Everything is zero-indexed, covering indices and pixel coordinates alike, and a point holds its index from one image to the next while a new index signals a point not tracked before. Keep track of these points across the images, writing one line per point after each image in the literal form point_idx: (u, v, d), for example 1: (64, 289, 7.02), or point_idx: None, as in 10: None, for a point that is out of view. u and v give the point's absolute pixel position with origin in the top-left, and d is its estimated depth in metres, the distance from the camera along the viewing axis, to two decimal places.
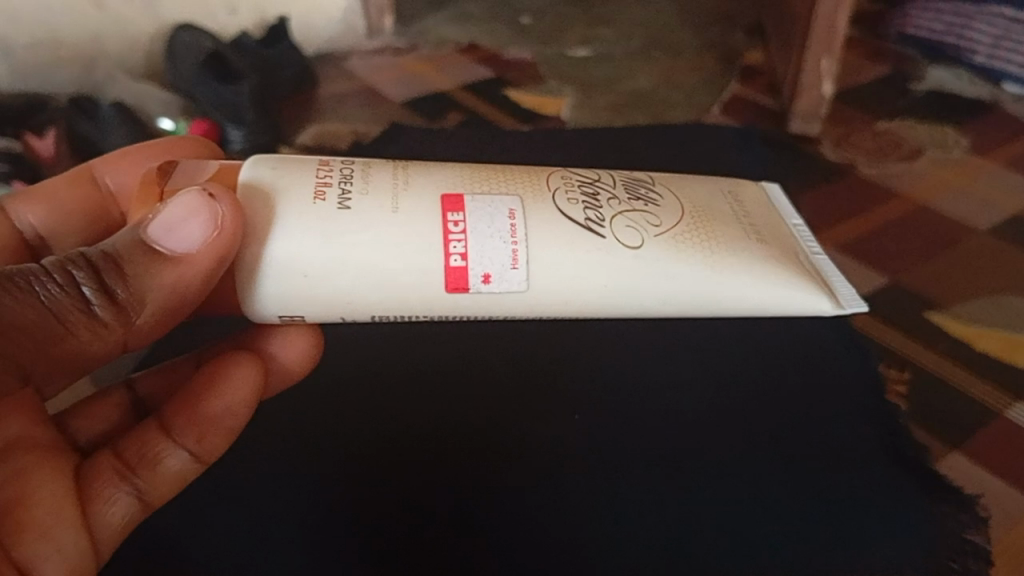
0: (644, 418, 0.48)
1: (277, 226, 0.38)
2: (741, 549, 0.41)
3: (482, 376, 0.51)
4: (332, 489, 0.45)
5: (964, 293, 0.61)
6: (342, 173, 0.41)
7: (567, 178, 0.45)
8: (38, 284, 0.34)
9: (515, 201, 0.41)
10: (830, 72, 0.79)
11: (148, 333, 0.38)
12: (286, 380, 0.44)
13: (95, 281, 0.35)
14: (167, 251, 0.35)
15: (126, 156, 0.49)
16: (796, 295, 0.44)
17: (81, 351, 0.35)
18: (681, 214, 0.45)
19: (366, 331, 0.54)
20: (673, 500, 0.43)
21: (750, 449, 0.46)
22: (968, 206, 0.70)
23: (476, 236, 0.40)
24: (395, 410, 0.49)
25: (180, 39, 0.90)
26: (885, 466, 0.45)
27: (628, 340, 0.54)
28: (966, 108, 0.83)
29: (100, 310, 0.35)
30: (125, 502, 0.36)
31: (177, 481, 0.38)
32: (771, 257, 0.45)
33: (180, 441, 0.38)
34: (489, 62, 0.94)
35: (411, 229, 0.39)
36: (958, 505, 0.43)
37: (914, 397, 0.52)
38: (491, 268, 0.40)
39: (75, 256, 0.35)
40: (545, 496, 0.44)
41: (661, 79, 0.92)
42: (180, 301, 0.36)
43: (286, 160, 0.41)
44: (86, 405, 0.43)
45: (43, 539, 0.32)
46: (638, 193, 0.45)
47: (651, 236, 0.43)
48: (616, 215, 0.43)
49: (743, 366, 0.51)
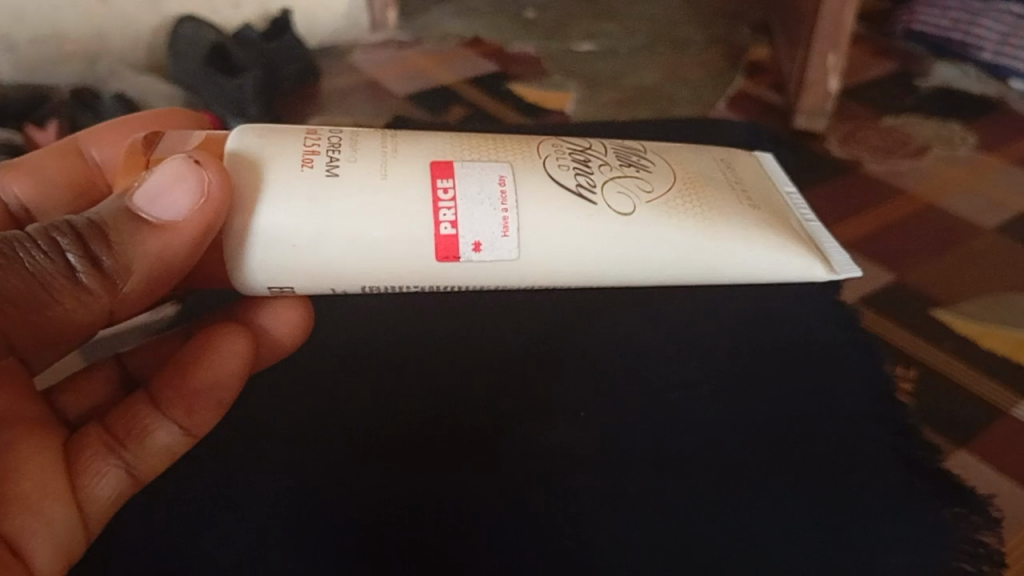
0: (647, 414, 0.48)
1: (265, 196, 0.38)
2: (754, 553, 0.40)
3: (481, 367, 0.50)
4: (326, 488, 0.43)
5: (972, 291, 0.60)
6: (330, 141, 0.41)
7: (558, 146, 0.45)
8: (23, 251, 0.34)
9: (505, 168, 0.41)
10: (837, 68, 0.78)
11: (136, 301, 0.37)
12: (280, 351, 0.44)
13: (80, 249, 0.35)
14: (154, 218, 0.35)
15: (112, 134, 0.50)
16: (790, 260, 0.45)
17: (67, 319, 0.35)
18: (674, 181, 0.45)
19: (367, 321, 0.54)
20: (681, 500, 0.43)
21: (757, 449, 0.45)
22: (976, 204, 0.70)
23: (466, 204, 0.40)
24: (392, 399, 0.48)
25: (183, 33, 0.89)
26: (898, 473, 0.44)
27: (631, 333, 0.53)
28: (974, 106, 0.83)
29: (86, 278, 0.35)
30: (114, 475, 0.36)
31: (168, 456, 0.38)
32: (766, 224, 0.45)
33: (170, 414, 0.38)
34: (493, 57, 0.93)
35: (400, 198, 0.39)
36: (971, 508, 0.43)
37: (926, 401, 0.51)
38: (482, 235, 0.40)
39: (60, 224, 0.35)
40: (555, 507, 0.42)
41: (666, 74, 0.91)
42: (166, 269, 0.37)
43: (273, 129, 0.41)
44: (74, 383, 0.43)
45: (33, 516, 0.32)
46: (630, 160, 0.45)
47: (643, 203, 0.43)
48: (608, 180, 0.43)
49: (748, 362, 0.51)
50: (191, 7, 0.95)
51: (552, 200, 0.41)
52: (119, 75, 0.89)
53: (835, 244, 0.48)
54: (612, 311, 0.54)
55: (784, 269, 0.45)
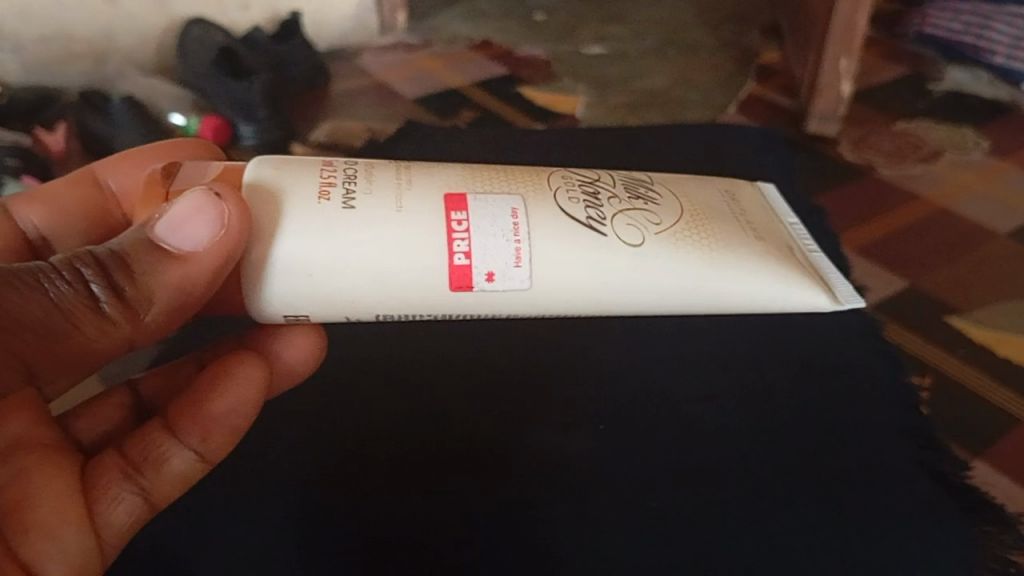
0: (659, 424, 0.47)
1: (284, 226, 0.37)
2: (766, 562, 0.40)
3: (495, 381, 0.50)
4: (327, 499, 0.43)
5: (986, 298, 0.59)
6: (346, 173, 0.40)
7: (568, 177, 0.44)
8: (47, 283, 0.33)
9: (517, 201, 0.41)
10: (849, 72, 0.78)
11: (154, 329, 0.36)
12: (296, 378, 0.43)
13: (102, 278, 0.34)
14: (174, 249, 0.34)
15: (131, 160, 0.47)
16: (792, 290, 0.45)
17: (88, 349, 0.34)
18: (680, 212, 0.44)
19: (379, 330, 0.54)
20: (694, 508, 0.43)
21: (769, 459, 0.45)
22: (989, 209, 0.69)
23: (480, 236, 0.39)
24: (402, 416, 0.48)
25: (191, 35, 0.89)
26: (912, 480, 0.44)
27: (642, 343, 0.53)
28: (986, 110, 0.82)
29: (107, 307, 0.34)
30: (130, 502, 0.34)
31: (183, 482, 0.36)
32: (770, 255, 0.45)
33: (184, 440, 0.36)
34: (503, 60, 0.93)
35: (416, 229, 0.38)
36: (999, 526, 0.42)
37: (948, 409, 0.51)
38: (496, 266, 0.39)
39: (83, 253, 0.34)
40: (565, 512, 0.42)
41: (677, 77, 0.91)
42: (189, 298, 0.35)
43: (287, 160, 0.40)
44: (87, 406, 0.41)
45: (47, 539, 0.31)
46: (638, 192, 0.44)
47: (652, 235, 0.42)
48: (617, 213, 0.42)
49: (762, 371, 0.50)
50: (201, 8, 0.94)
51: (565, 228, 0.41)
52: (128, 76, 0.89)
53: (836, 272, 0.47)
54: (626, 325, 0.54)
55: (784, 300, 0.45)
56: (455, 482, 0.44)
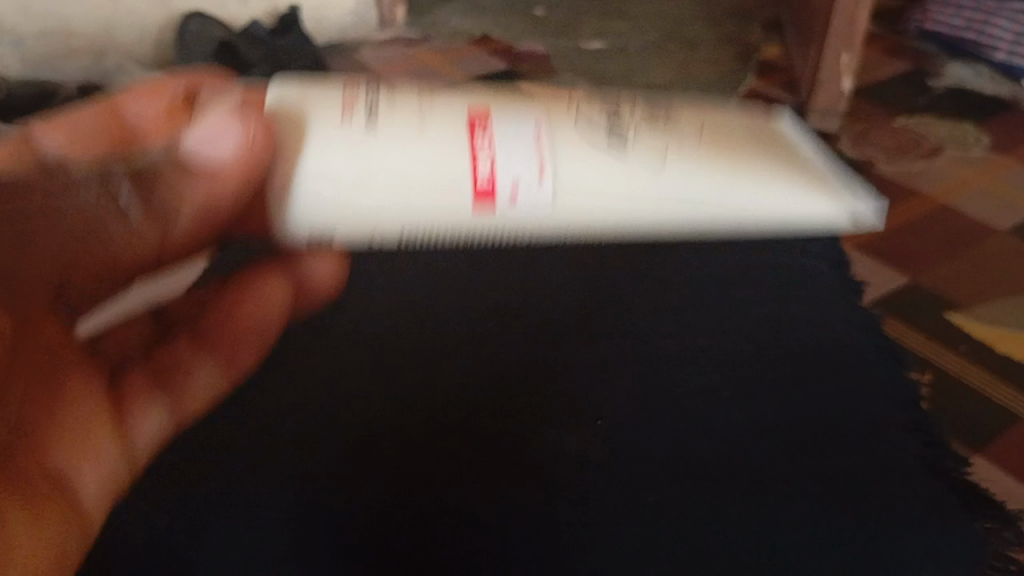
0: (659, 419, 0.47)
1: (307, 147, 0.36)
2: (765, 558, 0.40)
3: (497, 372, 0.50)
4: (324, 488, 0.43)
5: (988, 294, 0.59)
6: (366, 91, 0.38)
7: (581, 94, 0.40)
8: (81, 191, 0.31)
9: (540, 119, 0.38)
10: (851, 65, 0.78)
11: (179, 244, 0.35)
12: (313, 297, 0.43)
13: (136, 191, 0.32)
14: (196, 157, 0.32)
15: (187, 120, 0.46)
16: (816, 203, 0.38)
17: (120, 255, 0.32)
18: (702, 127, 0.39)
19: (378, 324, 0.53)
20: (693, 504, 0.42)
21: (770, 455, 0.45)
22: (990, 205, 0.69)
23: (503, 150, 0.37)
24: (405, 410, 0.47)
25: (191, 27, 0.88)
26: (913, 476, 0.44)
27: (645, 337, 0.52)
28: (987, 107, 0.82)
29: (134, 216, 0.32)
30: (159, 414, 0.34)
31: (203, 399, 0.37)
32: (796, 166, 0.39)
33: (206, 357, 0.37)
34: (504, 54, 0.93)
35: (436, 145, 0.37)
36: (1003, 523, 0.42)
37: (949, 404, 0.51)
38: (519, 176, 0.37)
39: (111, 167, 0.32)
40: (566, 512, 0.42)
41: (678, 72, 0.91)
42: (215, 214, 0.34)
43: (312, 82, 0.39)
44: None
45: (80, 450, 0.28)
46: (653, 107, 0.40)
47: (671, 150, 0.38)
48: (633, 128, 0.39)
49: (763, 365, 0.50)
50: (201, 3, 0.94)
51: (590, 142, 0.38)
52: (128, 70, 0.88)
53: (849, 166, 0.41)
54: (626, 318, 0.54)
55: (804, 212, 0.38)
56: (453, 473, 0.44)
